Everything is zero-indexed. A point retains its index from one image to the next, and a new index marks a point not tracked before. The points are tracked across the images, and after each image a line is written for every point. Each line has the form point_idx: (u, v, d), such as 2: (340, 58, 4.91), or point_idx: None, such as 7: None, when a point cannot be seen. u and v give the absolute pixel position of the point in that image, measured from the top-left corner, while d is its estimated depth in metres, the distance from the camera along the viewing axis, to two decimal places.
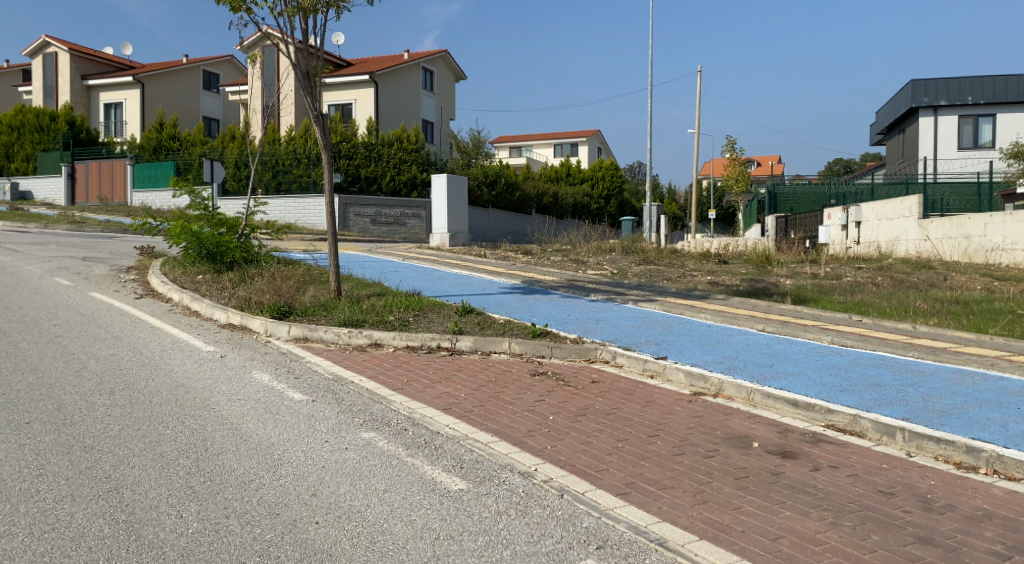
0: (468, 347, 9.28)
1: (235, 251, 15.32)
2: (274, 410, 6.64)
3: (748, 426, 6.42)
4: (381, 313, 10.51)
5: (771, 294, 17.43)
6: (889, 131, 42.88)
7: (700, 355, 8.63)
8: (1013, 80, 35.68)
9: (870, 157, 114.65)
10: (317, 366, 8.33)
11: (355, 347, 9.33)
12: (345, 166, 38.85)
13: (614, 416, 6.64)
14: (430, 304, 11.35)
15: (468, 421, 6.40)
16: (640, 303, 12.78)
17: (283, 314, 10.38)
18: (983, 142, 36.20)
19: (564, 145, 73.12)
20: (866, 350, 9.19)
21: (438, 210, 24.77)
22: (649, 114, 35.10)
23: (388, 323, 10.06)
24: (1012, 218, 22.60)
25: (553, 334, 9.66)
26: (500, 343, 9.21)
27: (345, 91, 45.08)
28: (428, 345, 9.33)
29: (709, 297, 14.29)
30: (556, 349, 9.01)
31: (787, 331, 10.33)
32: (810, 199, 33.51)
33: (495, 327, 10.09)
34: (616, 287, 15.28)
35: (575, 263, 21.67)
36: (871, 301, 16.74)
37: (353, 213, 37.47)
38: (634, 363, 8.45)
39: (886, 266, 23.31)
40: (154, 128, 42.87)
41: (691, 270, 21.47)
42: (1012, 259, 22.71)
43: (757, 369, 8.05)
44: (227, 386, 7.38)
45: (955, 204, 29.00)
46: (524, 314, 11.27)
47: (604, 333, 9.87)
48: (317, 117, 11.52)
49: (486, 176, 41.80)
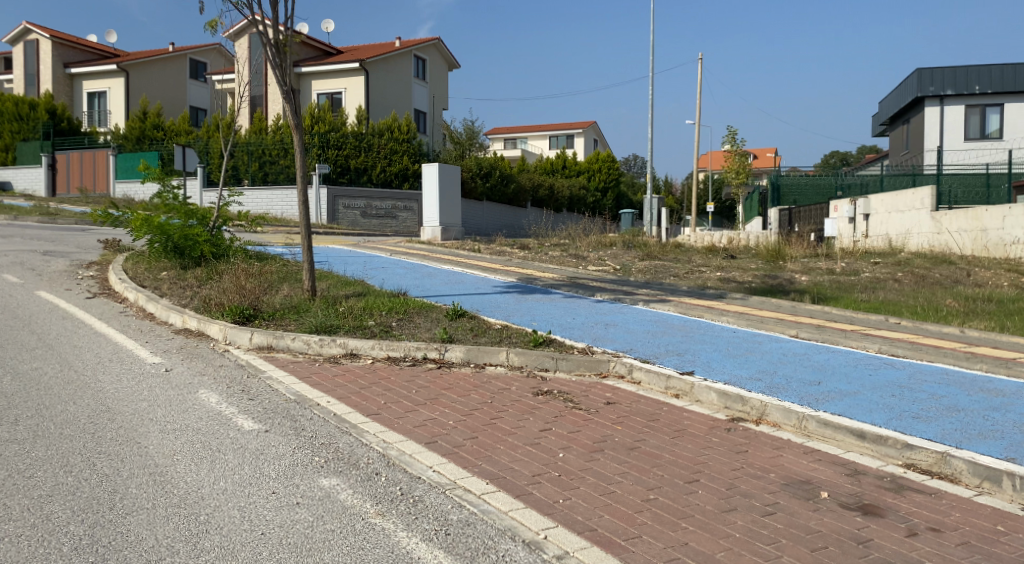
0: (458, 359, 7.96)
1: (204, 245, 13.94)
2: (216, 444, 5.30)
3: (809, 468, 5.12)
4: (360, 317, 9.18)
5: (788, 292, 16.11)
6: (894, 120, 41.52)
7: (732, 369, 7.34)
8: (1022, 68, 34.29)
9: (865, 150, 113.63)
10: (278, 383, 6.97)
11: (327, 358, 8.01)
12: (334, 156, 37.31)
13: (639, 453, 5.34)
14: (417, 306, 10.04)
15: (456, 461, 5.10)
16: (651, 303, 11.48)
17: (246, 318, 9.05)
18: (990, 132, 34.93)
19: (559, 137, 71.73)
20: (922, 362, 7.91)
21: (429, 202, 23.42)
22: (650, 105, 33.79)
23: (367, 329, 8.73)
24: None
25: (557, 343, 8.36)
26: (497, 352, 7.90)
27: (334, 79, 43.60)
28: (413, 356, 8.01)
29: (725, 297, 12.95)
30: (562, 361, 7.71)
31: (825, 338, 9.04)
32: (815, 190, 32.06)
33: (490, 334, 8.79)
34: (622, 285, 14.00)
35: (574, 258, 20.39)
36: (897, 300, 15.49)
37: (342, 206, 36.14)
38: (654, 380, 7.17)
39: (903, 261, 22.04)
40: (137, 117, 41.36)
41: (699, 266, 20.24)
42: None
43: (803, 387, 6.76)
44: (164, 412, 6.00)
45: (965, 197, 27.60)
46: (523, 317, 9.96)
47: (616, 341, 8.57)
48: (287, 94, 10.07)
49: (480, 168, 40.44)
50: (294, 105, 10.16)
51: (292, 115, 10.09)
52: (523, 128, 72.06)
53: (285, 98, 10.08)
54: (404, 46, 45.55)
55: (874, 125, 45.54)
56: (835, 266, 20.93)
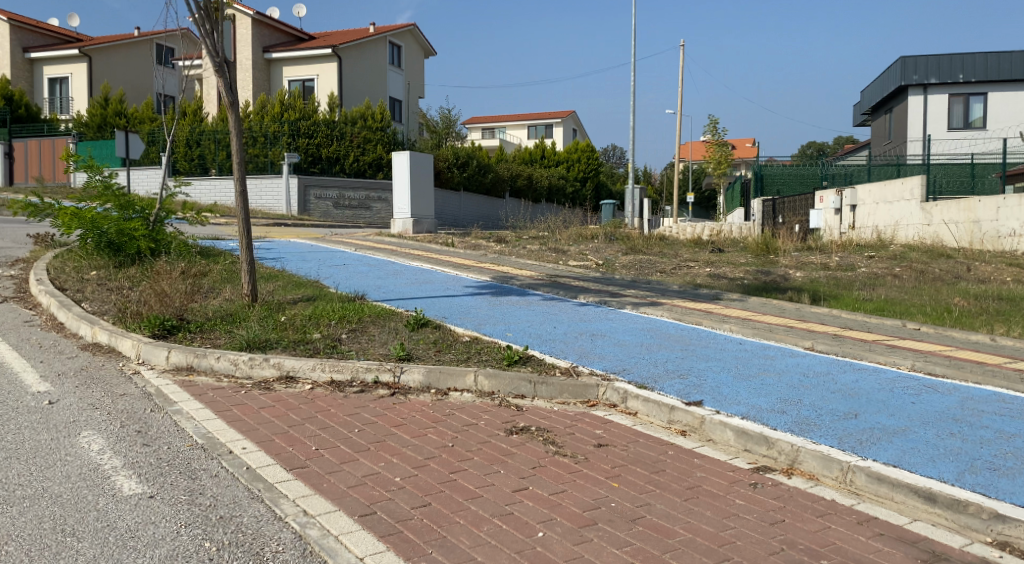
0: (417, 384, 6.59)
1: (140, 241, 12.38)
2: (72, 523, 3.90)
3: (871, 551, 3.82)
4: (303, 328, 7.79)
5: (783, 291, 14.88)
6: (877, 110, 40.50)
7: (748, 395, 6.06)
8: (1006, 58, 33.34)
9: (843, 140, 113.58)
10: (189, 420, 5.56)
11: (257, 382, 6.61)
12: (305, 145, 35.71)
13: (643, 528, 4.02)
14: (373, 315, 8.67)
15: (399, 547, 3.73)
16: (640, 307, 10.18)
17: (167, 330, 7.63)
18: (973, 120, 34.05)
19: (538, 127, 70.26)
20: (968, 383, 6.68)
21: (400, 192, 21.89)
22: (632, 91, 32.42)
23: (310, 344, 7.34)
24: None
25: (535, 361, 7.04)
26: (464, 375, 6.56)
27: (305, 66, 41.83)
28: (361, 380, 6.63)
29: (721, 298, 11.64)
30: (541, 386, 6.43)
31: (846, 350, 7.78)
32: (800, 180, 30.82)
33: (456, 349, 7.44)
34: (606, 284, 12.68)
35: (554, 253, 19.05)
36: (903, 300, 14.32)
37: (313, 196, 34.80)
38: (654, 412, 5.88)
39: (899, 255, 20.96)
40: (99, 103, 39.41)
41: (687, 260, 19.03)
42: None
43: (839, 422, 5.48)
44: (22, 466, 4.59)
45: (949, 186, 26.72)
46: (496, 326, 8.60)
47: (604, 358, 7.25)
48: (219, 65, 8.61)
49: (457, 157, 38.93)
50: (227, 79, 8.71)
51: (226, 91, 8.64)
52: (501, 117, 70.56)
53: (216, 70, 8.61)
54: (377, 32, 43.86)
55: (855, 114, 44.61)
56: (829, 260, 19.82)
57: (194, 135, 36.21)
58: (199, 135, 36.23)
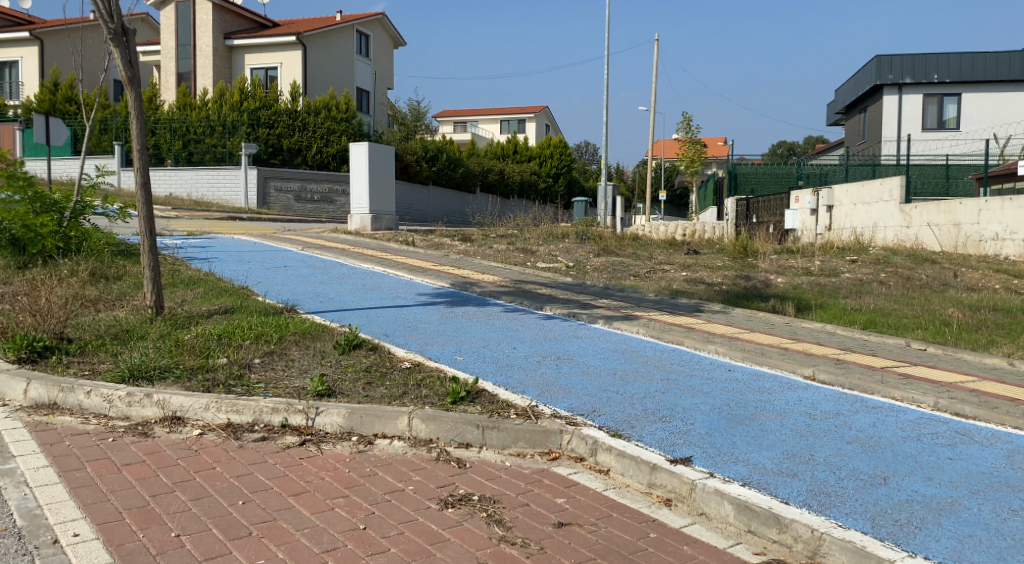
0: (335, 429, 5.31)
1: (47, 239, 10.90)
2: None
3: None
4: (206, 351, 6.50)
5: (766, 299, 13.77)
6: (850, 109, 39.72)
7: (748, 451, 4.82)
8: (980, 58, 32.69)
9: (814, 140, 113.90)
10: (18, 488, 4.22)
11: (133, 425, 5.30)
12: (265, 136, 34.16)
13: None
14: (298, 333, 7.39)
15: None
16: (610, 321, 8.95)
17: (37, 353, 6.32)
18: (947, 120, 33.34)
19: (510, 122, 68.98)
20: (1007, 428, 5.48)
21: (358, 186, 20.45)
22: (607, 86, 31.31)
23: (210, 374, 6.05)
24: (1011, 205, 19.53)
25: (485, 397, 5.77)
26: (394, 416, 5.29)
27: (268, 53, 40.11)
28: (265, 423, 5.36)
29: (702, 309, 10.40)
30: (491, 433, 5.15)
31: (854, 382, 6.57)
32: (775, 179, 29.65)
33: (390, 379, 6.14)
34: (573, 291, 11.44)
35: (521, 253, 17.81)
36: (894, 310, 13.27)
37: (273, 188, 33.34)
38: (629, 472, 4.65)
39: (881, 259, 19.98)
40: (48, 89, 37.45)
41: (661, 263, 17.91)
42: (1007, 251, 19.71)
43: (867, 491, 4.26)
44: None
45: (923, 187, 26.22)
46: (442, 347, 7.32)
47: (569, 392, 5.99)
48: (115, 33, 7.23)
49: (425, 150, 37.56)
50: (126, 49, 7.34)
51: (124, 65, 7.31)
52: (473, 111, 69.15)
53: (111, 38, 7.24)
54: (345, 20, 42.25)
55: (829, 113, 43.83)
56: (810, 264, 18.79)
57: (149, 124, 34.56)
58: (153, 124, 34.57)
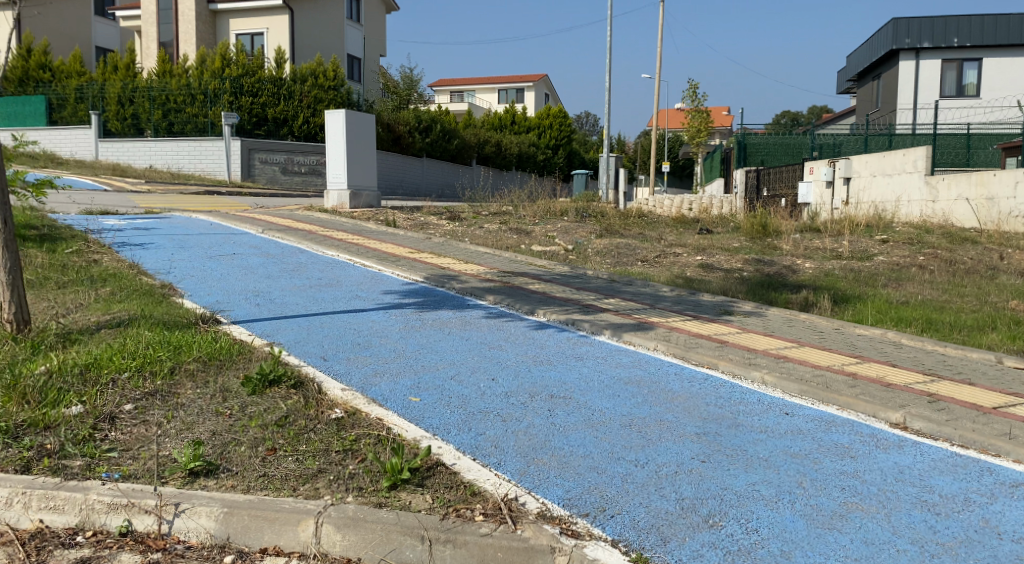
0: (202, 539, 3.43)
1: None
2: None
3: None
4: (53, 396, 4.57)
5: (796, 289, 11.83)
6: (862, 77, 37.58)
7: None
8: (1004, 19, 30.34)
9: (818, 110, 111.10)
10: None
11: None
12: (248, 105, 31.89)
13: None
14: (200, 359, 5.44)
15: None
16: (617, 332, 7.01)
17: None
18: (966, 86, 31.04)
19: (509, 91, 66.51)
20: None
21: (334, 158, 18.44)
22: (610, 51, 29.05)
23: (40, 440, 4.11)
24: None
25: (441, 477, 3.84)
26: (294, 522, 3.40)
27: (253, 19, 37.81)
28: (97, 530, 3.48)
29: (731, 312, 8.44)
30: (443, 552, 3.28)
31: (966, 439, 4.64)
32: (786, 149, 27.39)
33: (300, 444, 4.18)
34: (571, 286, 9.51)
35: (515, 234, 15.85)
36: (947, 303, 11.34)
37: (258, 160, 31.31)
38: None
39: (914, 238, 17.99)
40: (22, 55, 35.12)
41: (670, 244, 15.97)
42: None
43: None
44: None
45: (942, 158, 24.18)
46: (395, 381, 5.36)
47: (568, 467, 4.03)
48: None
49: (418, 121, 35.45)
50: None
51: None
52: (471, 80, 66.75)
53: None
54: None
55: (839, 80, 41.49)
56: (837, 245, 16.83)
57: (127, 93, 32.39)
58: (132, 92, 32.35)
